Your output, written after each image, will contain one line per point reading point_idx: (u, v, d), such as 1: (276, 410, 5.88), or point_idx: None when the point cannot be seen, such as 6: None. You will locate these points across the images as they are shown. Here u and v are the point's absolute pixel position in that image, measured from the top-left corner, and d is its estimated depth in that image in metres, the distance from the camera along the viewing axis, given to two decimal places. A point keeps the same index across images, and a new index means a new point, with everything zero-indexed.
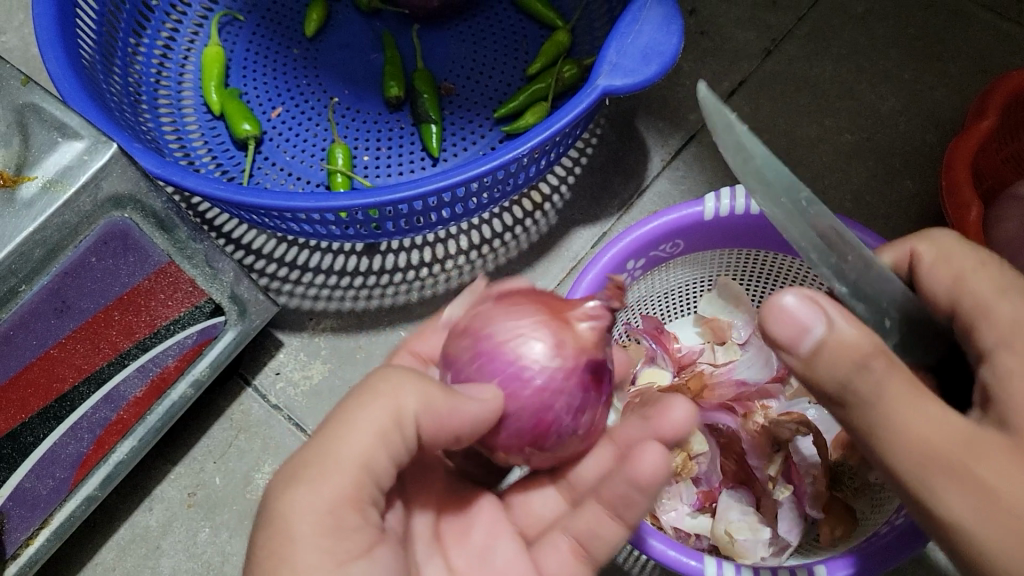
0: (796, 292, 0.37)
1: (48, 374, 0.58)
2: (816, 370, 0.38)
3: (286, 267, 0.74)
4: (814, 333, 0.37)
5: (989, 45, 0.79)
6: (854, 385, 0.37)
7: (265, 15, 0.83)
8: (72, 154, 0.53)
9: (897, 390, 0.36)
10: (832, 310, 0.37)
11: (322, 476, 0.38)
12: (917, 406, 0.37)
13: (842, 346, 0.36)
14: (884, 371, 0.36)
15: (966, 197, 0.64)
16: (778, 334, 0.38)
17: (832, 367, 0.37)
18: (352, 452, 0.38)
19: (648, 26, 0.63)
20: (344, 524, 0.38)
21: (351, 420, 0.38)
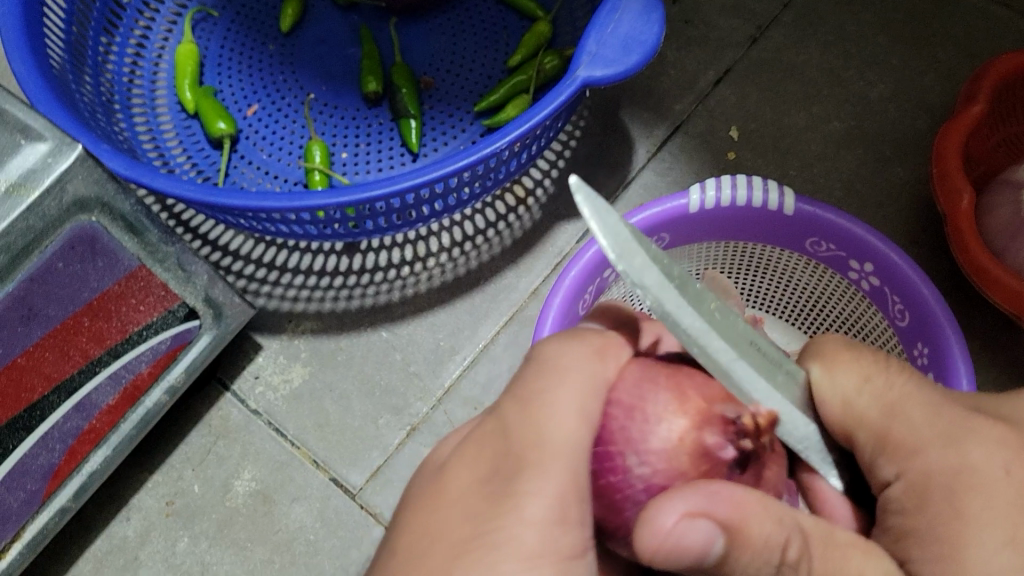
0: (678, 512, 0.34)
1: (16, 384, 0.56)
2: (725, 573, 0.37)
3: (264, 269, 0.72)
4: (713, 551, 0.35)
5: (979, 29, 0.77)
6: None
7: (239, 11, 0.81)
8: (36, 156, 0.51)
9: (816, 568, 0.38)
10: (722, 520, 0.35)
11: (532, 456, 0.37)
12: (837, 542, 0.38)
13: (753, 548, 0.36)
14: (798, 557, 0.37)
15: (956, 184, 0.62)
16: (678, 566, 0.35)
17: (743, 568, 0.37)
18: (557, 432, 0.37)
19: (629, 14, 0.61)
20: (568, 516, 0.36)
21: (551, 396, 0.38)
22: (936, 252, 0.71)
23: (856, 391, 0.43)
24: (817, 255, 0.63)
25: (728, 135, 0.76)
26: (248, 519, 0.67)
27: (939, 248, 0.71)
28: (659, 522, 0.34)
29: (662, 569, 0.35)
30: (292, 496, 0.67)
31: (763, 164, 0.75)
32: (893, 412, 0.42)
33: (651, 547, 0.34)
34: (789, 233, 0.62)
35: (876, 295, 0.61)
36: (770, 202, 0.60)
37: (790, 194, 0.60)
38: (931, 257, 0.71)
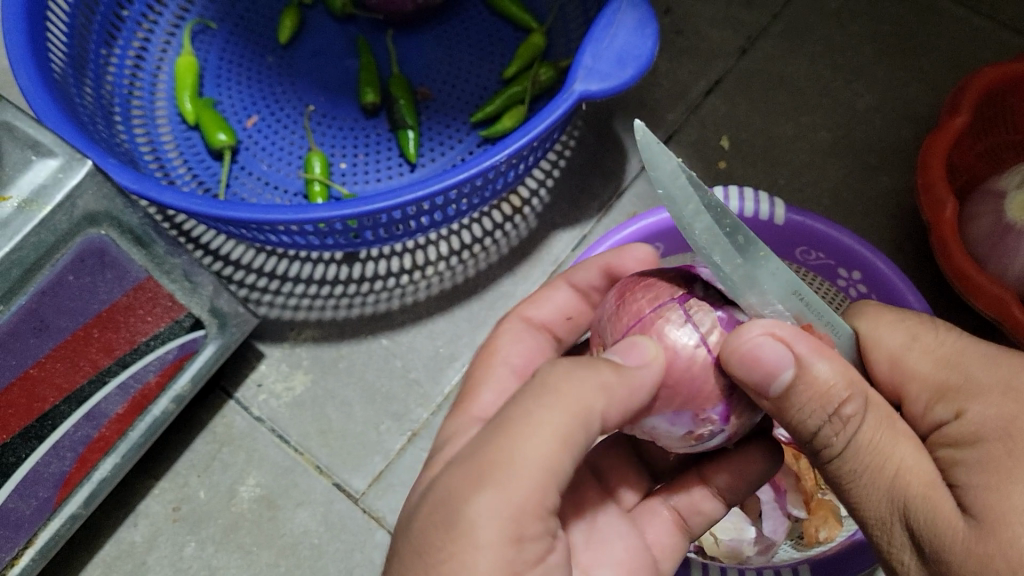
0: (766, 331, 0.39)
1: (28, 395, 0.57)
2: (786, 414, 0.42)
3: (265, 278, 0.74)
4: (782, 378, 0.40)
5: (961, 41, 0.80)
6: (820, 431, 0.41)
7: (238, 22, 0.82)
8: (47, 172, 0.52)
9: (866, 427, 0.41)
10: (798, 351, 0.40)
11: (515, 479, 0.37)
12: (893, 425, 0.42)
13: (812, 389, 0.41)
14: (852, 413, 0.41)
15: (940, 194, 0.64)
16: (746, 378, 0.40)
17: (801, 410, 0.41)
18: (534, 452, 0.37)
19: (622, 29, 0.63)
20: (525, 536, 0.38)
21: (533, 416, 0.38)
22: (923, 259, 0.73)
23: (902, 350, 0.47)
24: (807, 263, 0.65)
25: (719, 145, 0.78)
26: (254, 524, 0.68)
27: (924, 255, 0.73)
28: (747, 335, 0.39)
29: (732, 374, 0.40)
30: (297, 502, 0.69)
31: (754, 173, 0.77)
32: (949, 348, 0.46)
33: (733, 359, 0.40)
34: (781, 242, 0.64)
35: (864, 301, 0.63)
36: (761, 212, 0.62)
37: (780, 205, 0.62)
38: (918, 264, 0.73)
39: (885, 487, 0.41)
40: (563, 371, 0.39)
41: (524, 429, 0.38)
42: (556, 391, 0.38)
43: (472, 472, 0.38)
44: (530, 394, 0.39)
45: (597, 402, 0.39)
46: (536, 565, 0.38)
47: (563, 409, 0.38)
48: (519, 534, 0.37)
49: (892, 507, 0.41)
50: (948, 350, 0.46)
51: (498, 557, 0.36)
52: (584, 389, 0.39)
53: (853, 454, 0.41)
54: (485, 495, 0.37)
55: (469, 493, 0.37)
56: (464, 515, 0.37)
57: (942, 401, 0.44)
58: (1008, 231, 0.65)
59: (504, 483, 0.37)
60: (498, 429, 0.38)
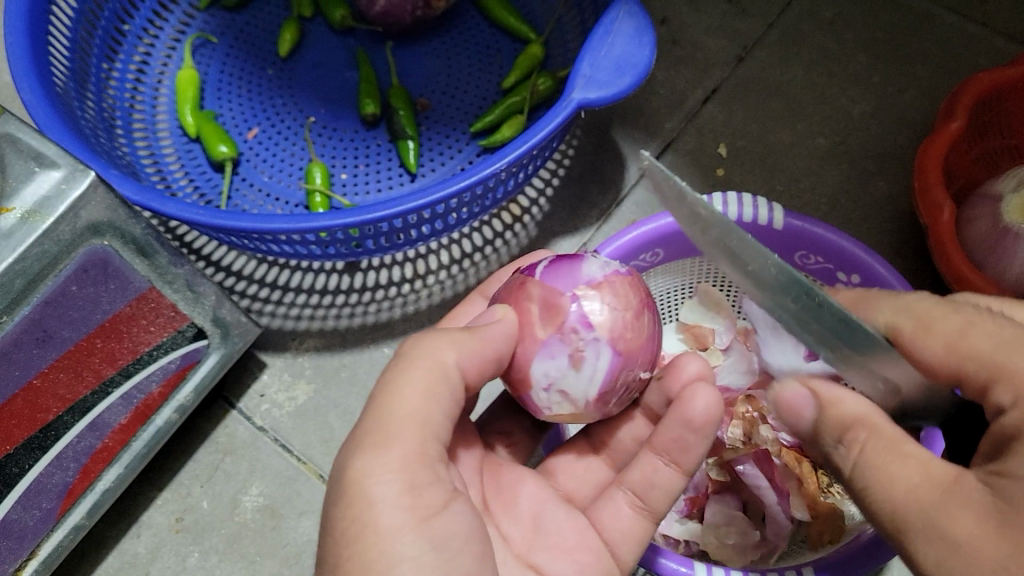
0: (801, 382, 0.45)
1: (32, 405, 0.57)
2: (823, 448, 0.45)
3: (267, 288, 0.74)
4: None
5: (955, 47, 0.80)
6: (837, 456, 0.43)
7: (239, 36, 0.83)
8: (50, 183, 0.52)
9: (872, 446, 0.42)
10: (829, 392, 0.44)
11: (384, 435, 0.41)
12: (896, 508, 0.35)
13: (835, 421, 0.43)
14: (863, 437, 0.42)
15: (937, 198, 0.65)
16: (787, 413, 0.46)
17: (830, 441, 0.44)
18: (405, 411, 0.42)
19: (620, 38, 0.64)
20: (418, 484, 0.40)
21: (400, 386, 0.42)
22: (921, 263, 0.74)
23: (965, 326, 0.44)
24: (806, 267, 0.66)
25: (717, 152, 0.79)
26: (257, 533, 0.68)
27: (923, 259, 0.74)
28: (786, 386, 0.45)
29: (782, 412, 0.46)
30: (300, 511, 0.69)
31: (751, 179, 0.78)
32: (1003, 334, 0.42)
33: (783, 399, 0.46)
34: (780, 246, 0.65)
35: None
36: (760, 217, 0.63)
37: (779, 210, 0.62)
38: (917, 268, 0.73)
39: (894, 500, 0.40)
40: (425, 340, 0.44)
41: (400, 394, 0.42)
42: (411, 363, 0.43)
43: (366, 442, 0.41)
44: (401, 368, 0.43)
45: (449, 360, 0.44)
46: (446, 509, 0.41)
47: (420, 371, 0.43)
48: (412, 482, 0.40)
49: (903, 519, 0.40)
50: (1012, 332, 0.42)
51: (398, 508, 0.39)
52: (437, 352, 0.43)
53: (862, 473, 0.42)
54: (379, 440, 0.41)
55: (357, 454, 0.41)
56: (369, 471, 0.40)
57: (1001, 384, 0.41)
58: (1006, 234, 0.65)
59: (390, 441, 0.41)
60: (380, 401, 0.42)
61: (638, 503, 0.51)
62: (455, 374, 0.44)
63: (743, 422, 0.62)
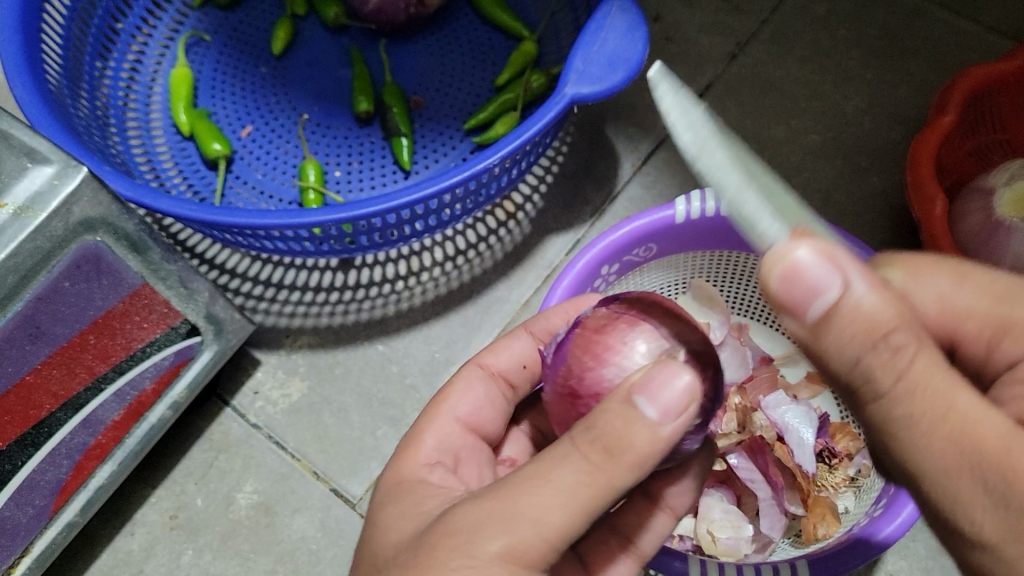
0: (810, 245, 0.33)
1: (25, 402, 0.57)
2: (822, 348, 0.34)
3: (261, 285, 0.74)
4: (823, 300, 0.33)
5: (948, 43, 0.81)
6: (863, 364, 0.33)
7: (233, 34, 0.83)
8: (42, 179, 0.52)
9: (923, 359, 0.33)
10: (845, 270, 0.33)
11: (519, 531, 0.35)
12: (951, 372, 0.33)
13: (856, 314, 0.33)
14: (903, 343, 0.33)
15: (929, 192, 0.65)
16: (781, 299, 0.33)
17: (841, 341, 0.33)
18: (554, 520, 0.35)
19: (613, 33, 0.64)
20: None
21: (555, 479, 0.36)
22: None
23: (953, 289, 0.40)
24: None
25: None
26: (252, 530, 0.68)
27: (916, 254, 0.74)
28: (788, 249, 0.33)
29: (768, 300, 0.34)
30: (294, 508, 0.69)
31: None
32: (1006, 299, 0.40)
33: (772, 280, 0.33)
34: None
35: None
36: None
37: None
38: None
39: (946, 439, 0.32)
40: (597, 423, 0.36)
41: (545, 478, 0.36)
42: (582, 461, 0.35)
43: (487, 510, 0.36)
44: (562, 448, 0.36)
45: (622, 479, 0.36)
46: None
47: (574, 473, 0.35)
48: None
49: (961, 463, 0.32)
50: (1006, 282, 0.40)
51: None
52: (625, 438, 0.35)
53: (905, 396, 0.33)
54: (497, 521, 0.36)
55: (478, 538, 0.36)
56: (472, 554, 0.35)
57: (1010, 339, 0.40)
58: (998, 227, 0.65)
59: (517, 529, 0.35)
60: (514, 483, 0.37)
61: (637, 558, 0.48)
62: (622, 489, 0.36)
63: (736, 412, 0.64)
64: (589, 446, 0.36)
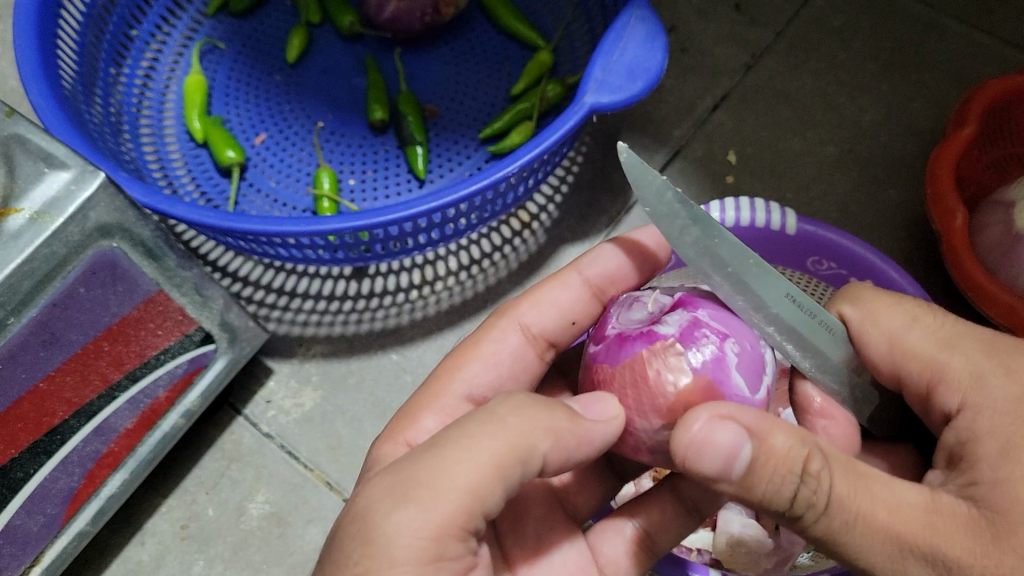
0: (708, 413, 0.39)
1: (37, 408, 0.57)
2: (753, 492, 0.40)
3: (274, 293, 0.74)
4: (740, 457, 0.38)
5: (965, 56, 0.81)
6: (796, 498, 0.39)
7: (247, 42, 0.83)
8: (59, 184, 0.52)
9: (839, 480, 0.39)
10: (747, 423, 0.39)
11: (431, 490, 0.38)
12: (858, 472, 0.40)
13: (770, 461, 0.39)
14: (818, 469, 0.39)
15: (950, 204, 0.64)
16: (704, 468, 0.39)
17: (768, 484, 0.39)
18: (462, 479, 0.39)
19: (632, 43, 0.64)
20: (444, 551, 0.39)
21: (466, 441, 0.39)
22: (932, 270, 0.73)
23: (904, 329, 0.46)
24: (818, 274, 0.65)
25: (726, 160, 0.78)
26: (264, 541, 0.67)
27: (934, 267, 0.73)
28: (692, 426, 0.39)
29: (692, 471, 0.39)
30: (308, 518, 0.68)
31: (760, 187, 0.77)
32: (949, 345, 0.44)
33: (686, 452, 0.39)
34: (792, 253, 0.64)
35: None
36: (773, 223, 0.62)
37: (792, 215, 0.62)
38: (927, 275, 0.73)
39: (879, 534, 0.39)
40: (513, 421, 0.40)
41: (464, 452, 0.39)
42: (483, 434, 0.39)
43: (407, 487, 0.39)
44: (476, 421, 0.40)
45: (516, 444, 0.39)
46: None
47: (492, 441, 0.39)
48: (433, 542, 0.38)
49: (904, 551, 0.39)
50: (951, 330, 0.45)
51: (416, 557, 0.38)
52: (523, 432, 0.40)
53: (839, 509, 0.39)
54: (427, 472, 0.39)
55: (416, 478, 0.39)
56: (393, 530, 0.38)
57: (944, 384, 0.44)
58: (1019, 239, 0.65)
59: (432, 505, 0.38)
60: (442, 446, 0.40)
61: (645, 539, 0.52)
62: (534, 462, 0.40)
63: None
64: (510, 430, 0.40)
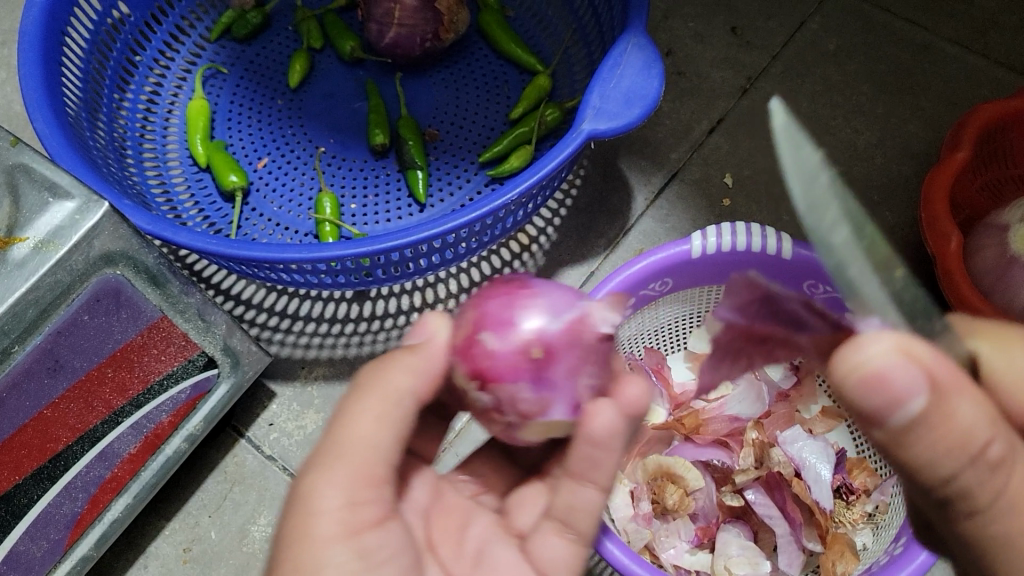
0: (898, 346, 0.32)
1: (42, 435, 0.58)
2: (903, 454, 0.34)
3: (276, 317, 0.75)
4: (910, 408, 0.32)
5: (959, 79, 0.81)
6: (953, 477, 0.34)
7: (250, 67, 0.85)
8: (64, 214, 0.53)
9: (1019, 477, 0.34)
10: (938, 376, 0.32)
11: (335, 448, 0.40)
12: None
13: (946, 428, 0.33)
14: (998, 458, 0.33)
15: (944, 228, 0.65)
16: (868, 404, 0.33)
17: (928, 451, 0.34)
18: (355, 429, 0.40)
19: (629, 70, 0.64)
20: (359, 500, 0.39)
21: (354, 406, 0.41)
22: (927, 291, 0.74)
23: None
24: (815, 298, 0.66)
25: (723, 182, 0.79)
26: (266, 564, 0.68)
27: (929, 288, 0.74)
28: (862, 355, 0.33)
29: (857, 399, 0.34)
30: None
31: (757, 209, 0.78)
32: None
33: (857, 380, 0.33)
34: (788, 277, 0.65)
35: None
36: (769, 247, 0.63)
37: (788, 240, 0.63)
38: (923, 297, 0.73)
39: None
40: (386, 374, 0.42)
41: (354, 419, 0.40)
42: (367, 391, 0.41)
43: (316, 469, 0.40)
44: (362, 394, 0.41)
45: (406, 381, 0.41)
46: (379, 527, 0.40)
47: (375, 398, 0.41)
48: (352, 498, 0.39)
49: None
50: None
51: (332, 524, 0.38)
52: (393, 380, 0.41)
53: (1004, 509, 0.34)
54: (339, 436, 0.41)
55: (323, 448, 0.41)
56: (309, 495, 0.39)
57: None
58: (1012, 263, 0.65)
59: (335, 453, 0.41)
60: (338, 419, 0.41)
61: None
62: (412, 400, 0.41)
63: (754, 448, 0.64)
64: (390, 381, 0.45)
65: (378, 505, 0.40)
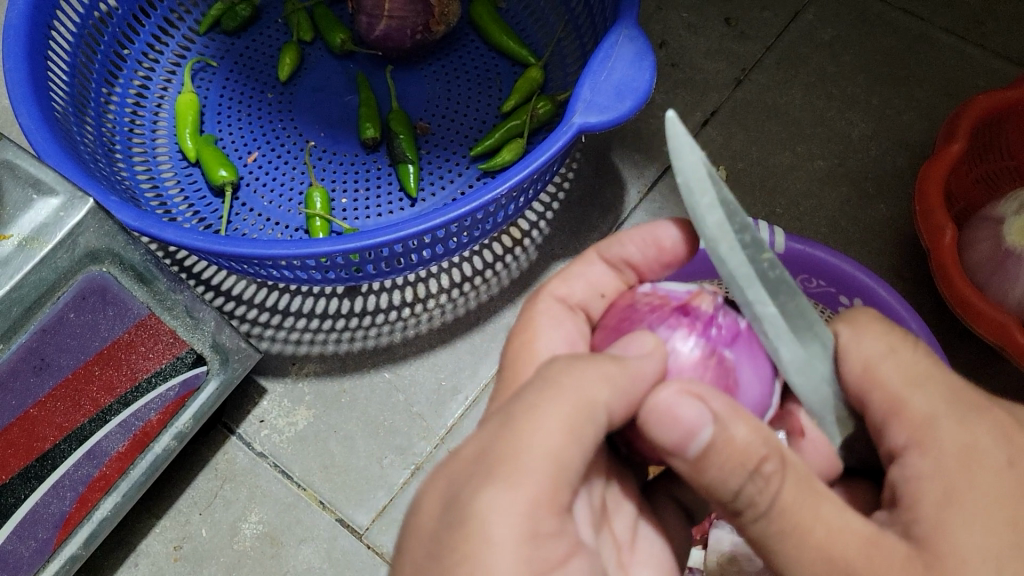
0: (679, 389, 0.36)
1: (28, 434, 0.57)
2: (703, 478, 0.36)
3: (267, 312, 0.74)
4: (699, 440, 0.35)
5: (954, 69, 0.81)
6: (740, 494, 0.36)
7: (239, 60, 0.84)
8: (48, 211, 0.53)
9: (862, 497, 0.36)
10: (715, 409, 0.35)
11: (516, 460, 0.33)
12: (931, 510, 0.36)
13: (729, 450, 0.35)
14: (773, 472, 0.36)
15: (939, 221, 0.64)
16: (661, 438, 0.36)
17: (718, 474, 0.36)
18: (545, 440, 0.34)
19: (620, 62, 0.64)
20: (543, 531, 0.33)
21: (539, 408, 0.34)
22: (922, 284, 0.73)
23: None
24: (808, 291, 0.65)
25: (716, 175, 0.78)
26: (256, 562, 0.68)
27: (924, 280, 0.73)
28: (659, 398, 0.36)
29: (651, 435, 0.36)
30: (299, 538, 0.68)
31: (751, 202, 0.77)
32: None
33: (652, 422, 0.36)
34: None
35: None
36: (761, 241, 0.62)
37: (780, 233, 0.62)
38: (918, 290, 0.73)
39: None
40: (569, 382, 0.35)
41: (536, 422, 0.34)
42: (556, 392, 0.35)
43: (495, 480, 0.33)
44: (543, 391, 0.35)
45: (603, 394, 0.36)
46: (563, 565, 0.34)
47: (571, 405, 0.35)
48: (535, 530, 0.32)
49: None
50: None
51: (513, 551, 0.32)
52: (589, 388, 0.35)
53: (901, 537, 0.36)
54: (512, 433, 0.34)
55: (498, 445, 0.34)
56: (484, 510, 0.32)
57: None
58: (1007, 257, 0.65)
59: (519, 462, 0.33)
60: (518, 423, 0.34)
61: None
62: (602, 414, 0.36)
63: None
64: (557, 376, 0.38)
65: (563, 539, 0.34)
